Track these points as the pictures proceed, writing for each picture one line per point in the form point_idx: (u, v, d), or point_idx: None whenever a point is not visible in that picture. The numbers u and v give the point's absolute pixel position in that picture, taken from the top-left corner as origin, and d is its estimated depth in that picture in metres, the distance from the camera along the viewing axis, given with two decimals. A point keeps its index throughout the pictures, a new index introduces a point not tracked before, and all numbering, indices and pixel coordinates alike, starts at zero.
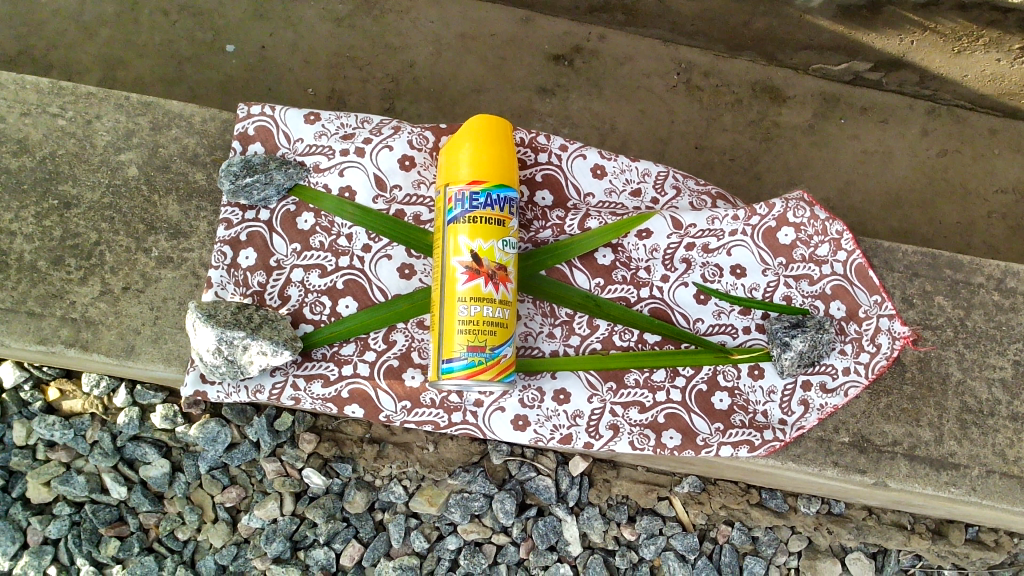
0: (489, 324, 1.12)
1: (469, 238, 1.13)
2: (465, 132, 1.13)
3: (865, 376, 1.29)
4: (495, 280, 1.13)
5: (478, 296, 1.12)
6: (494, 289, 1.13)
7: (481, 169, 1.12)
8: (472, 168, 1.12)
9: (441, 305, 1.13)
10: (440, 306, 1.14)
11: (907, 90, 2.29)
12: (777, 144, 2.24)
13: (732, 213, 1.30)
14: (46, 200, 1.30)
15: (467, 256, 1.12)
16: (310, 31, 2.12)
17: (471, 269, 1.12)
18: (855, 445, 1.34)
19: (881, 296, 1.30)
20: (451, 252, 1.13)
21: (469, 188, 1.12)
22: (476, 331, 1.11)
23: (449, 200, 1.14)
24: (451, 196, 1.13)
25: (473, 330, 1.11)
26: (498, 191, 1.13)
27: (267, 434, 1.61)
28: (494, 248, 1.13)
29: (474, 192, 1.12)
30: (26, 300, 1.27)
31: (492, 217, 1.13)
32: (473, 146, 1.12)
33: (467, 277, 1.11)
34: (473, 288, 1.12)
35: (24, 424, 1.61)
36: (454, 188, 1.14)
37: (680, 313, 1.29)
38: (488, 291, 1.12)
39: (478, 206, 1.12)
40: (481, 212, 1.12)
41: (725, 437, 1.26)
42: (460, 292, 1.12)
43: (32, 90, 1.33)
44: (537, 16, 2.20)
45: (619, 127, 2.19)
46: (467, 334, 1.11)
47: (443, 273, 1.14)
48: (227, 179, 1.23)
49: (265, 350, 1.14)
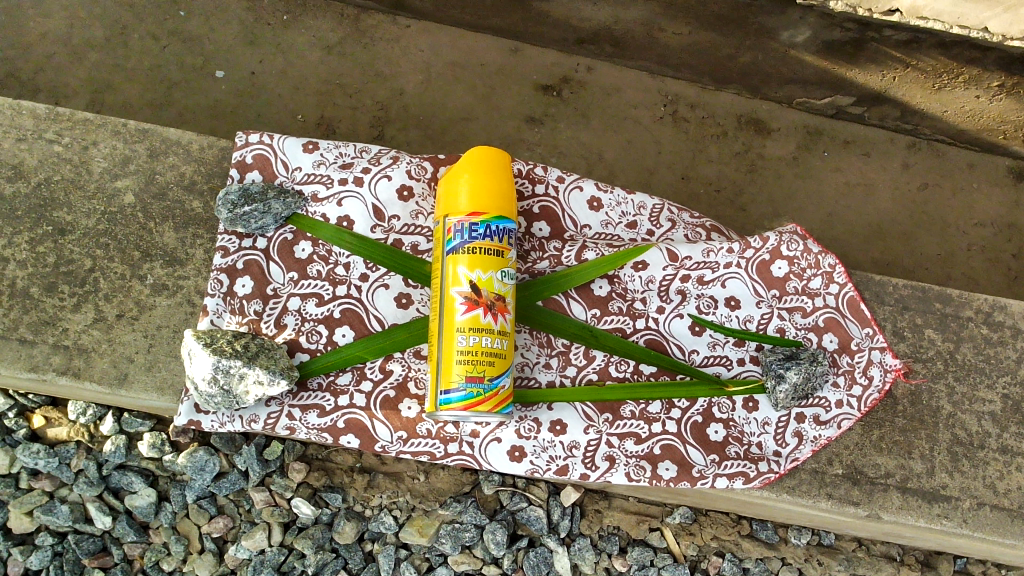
0: (487, 354, 1.12)
1: (467, 268, 1.13)
2: (462, 164, 1.14)
3: (857, 409, 1.31)
4: (493, 311, 1.13)
5: (476, 326, 1.12)
6: (493, 320, 1.13)
7: (479, 200, 1.13)
8: (470, 199, 1.13)
9: (439, 335, 1.13)
10: (439, 337, 1.14)
11: (889, 124, 2.36)
12: (763, 176, 2.30)
13: (726, 246, 1.32)
14: (40, 226, 1.27)
15: (465, 286, 1.12)
16: (300, 59, 2.16)
17: (469, 299, 1.12)
18: (848, 477, 1.35)
19: (873, 329, 1.33)
20: (450, 282, 1.13)
21: (468, 219, 1.13)
22: (473, 362, 1.11)
23: (448, 231, 1.14)
24: (450, 226, 1.14)
25: (470, 361, 1.11)
26: (496, 222, 1.13)
27: (256, 463, 1.60)
28: (493, 279, 1.13)
29: (474, 223, 1.12)
30: (17, 327, 1.24)
31: (490, 248, 1.13)
32: (472, 177, 1.13)
33: (465, 307, 1.11)
34: (472, 319, 1.12)
35: (7, 452, 1.58)
36: (452, 220, 1.14)
37: (676, 344, 1.30)
38: (486, 322, 1.12)
39: (477, 237, 1.12)
40: (480, 243, 1.13)
41: (720, 469, 1.26)
42: (458, 323, 1.12)
43: (28, 116, 1.32)
44: (526, 48, 2.25)
45: (607, 157, 2.25)
46: (465, 365, 1.11)
47: (442, 302, 1.14)
48: (224, 208, 1.23)
49: (262, 380, 1.14)
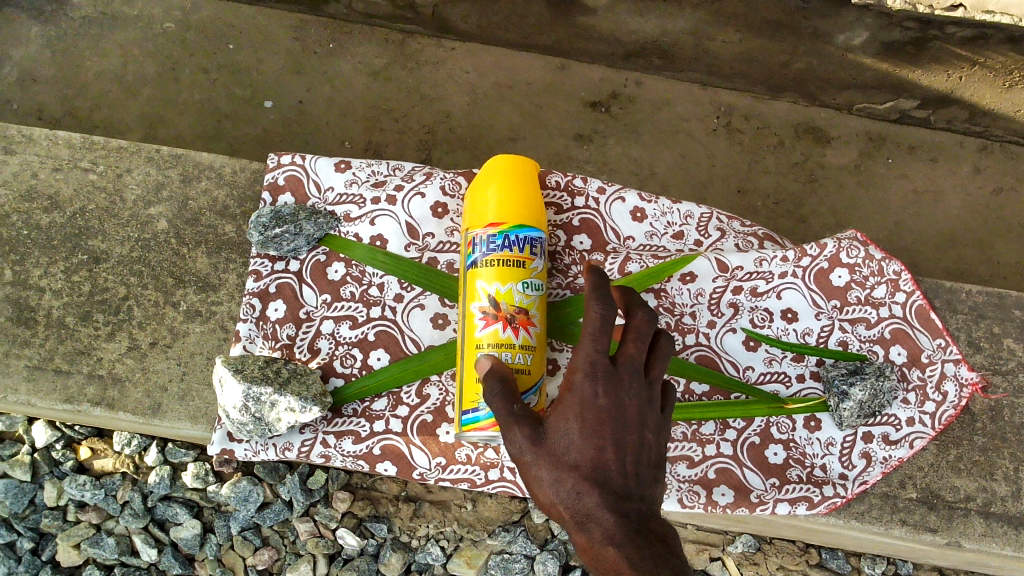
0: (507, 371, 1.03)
1: (487, 281, 1.05)
2: (483, 176, 1.09)
3: (931, 427, 1.21)
4: (514, 325, 1.04)
5: (496, 342, 1.03)
6: (514, 335, 1.04)
7: (498, 210, 1.06)
8: (489, 211, 1.07)
9: (462, 353, 1.07)
10: (463, 355, 1.07)
11: (957, 127, 2.24)
12: (823, 186, 2.23)
13: (781, 255, 1.23)
14: (75, 255, 1.27)
15: (485, 300, 1.05)
16: (346, 85, 2.15)
17: (489, 314, 1.05)
18: (923, 501, 1.24)
19: (945, 339, 1.23)
20: (471, 297, 1.07)
21: (486, 230, 1.06)
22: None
23: (469, 244, 1.08)
24: (471, 240, 1.08)
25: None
26: (516, 231, 1.06)
27: (301, 493, 1.56)
28: (512, 291, 1.05)
29: (493, 234, 1.06)
30: (53, 357, 1.23)
31: (511, 259, 1.05)
32: (492, 187, 1.07)
33: (483, 322, 1.04)
34: (491, 334, 1.04)
35: (55, 485, 1.58)
36: (473, 232, 1.08)
37: (729, 360, 1.22)
38: (507, 336, 1.04)
39: (495, 248, 1.05)
40: (498, 255, 1.05)
41: (781, 493, 1.18)
42: (478, 339, 1.04)
43: (65, 145, 1.32)
44: (572, 64, 2.20)
45: (659, 172, 2.21)
46: None
47: (464, 317, 1.07)
48: (255, 230, 1.20)
49: (294, 407, 1.10)
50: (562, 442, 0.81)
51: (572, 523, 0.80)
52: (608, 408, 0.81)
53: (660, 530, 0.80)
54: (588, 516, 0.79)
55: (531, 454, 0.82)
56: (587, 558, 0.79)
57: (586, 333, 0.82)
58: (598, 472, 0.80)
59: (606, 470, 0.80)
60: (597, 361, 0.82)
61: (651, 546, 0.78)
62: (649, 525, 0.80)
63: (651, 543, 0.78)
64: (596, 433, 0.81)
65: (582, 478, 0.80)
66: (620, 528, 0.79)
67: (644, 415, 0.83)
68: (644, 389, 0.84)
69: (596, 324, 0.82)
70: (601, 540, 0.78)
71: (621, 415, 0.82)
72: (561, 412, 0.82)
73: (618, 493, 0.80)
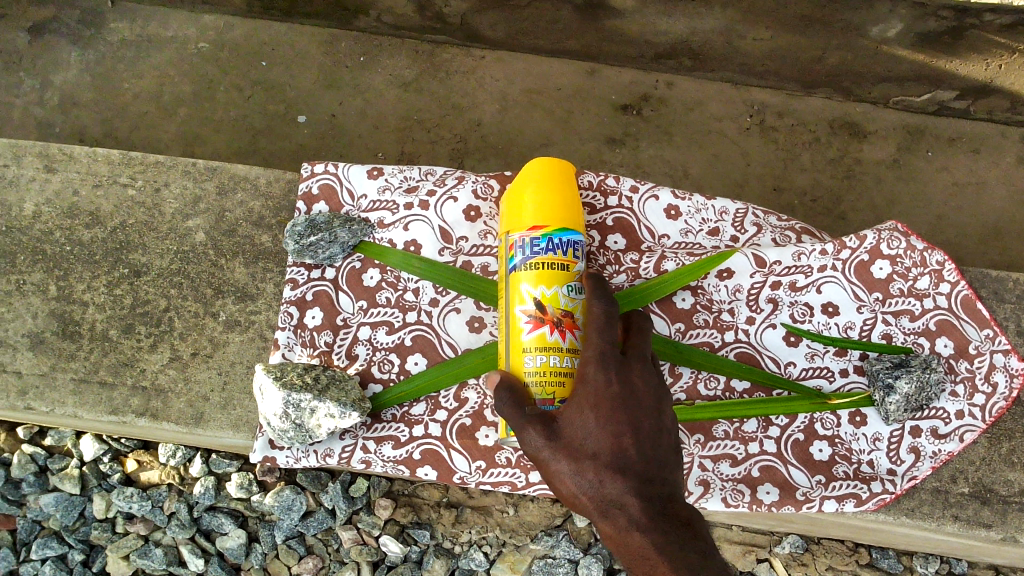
0: (556, 375, 1.01)
1: (531, 284, 1.04)
2: (522, 181, 1.08)
3: (982, 419, 1.17)
4: (561, 328, 1.02)
5: (543, 346, 1.01)
6: (561, 338, 1.02)
7: (542, 214, 1.05)
8: (528, 215, 1.06)
9: (507, 357, 1.05)
10: (508, 360, 1.05)
11: (999, 117, 2.19)
12: (861, 181, 2.20)
13: (819, 248, 1.22)
14: (117, 269, 1.29)
15: (531, 304, 1.03)
16: (377, 96, 2.17)
17: (534, 317, 1.03)
18: (976, 496, 1.21)
19: (994, 329, 1.19)
20: (515, 301, 1.05)
21: (530, 234, 1.05)
22: (542, 382, 1.00)
23: (511, 248, 1.06)
24: (513, 243, 1.06)
25: (541, 383, 1.01)
26: (560, 234, 1.05)
27: (343, 500, 1.57)
28: (558, 294, 1.03)
29: (536, 237, 1.04)
30: (98, 370, 1.26)
31: (555, 262, 1.04)
32: (532, 191, 1.06)
33: (530, 325, 1.02)
34: (538, 337, 1.02)
35: (104, 497, 1.61)
36: (514, 236, 1.06)
37: (770, 356, 1.20)
38: (554, 340, 1.01)
39: (540, 251, 1.04)
40: (543, 258, 1.04)
41: (827, 491, 1.15)
42: (524, 343, 1.02)
43: (104, 162, 1.34)
44: (602, 68, 2.19)
45: (693, 173, 2.19)
46: (534, 387, 1.01)
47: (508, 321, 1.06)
48: (291, 239, 1.20)
49: (333, 413, 1.10)
50: (581, 432, 0.89)
51: (597, 509, 0.87)
52: (620, 395, 0.89)
53: (681, 511, 0.87)
54: (611, 501, 0.87)
55: (552, 449, 0.89)
56: (614, 540, 0.86)
57: (592, 327, 0.93)
58: (617, 458, 0.88)
59: (624, 455, 0.88)
60: (605, 353, 0.92)
61: (674, 527, 0.85)
62: (670, 505, 0.87)
63: (673, 523, 0.86)
64: (611, 420, 0.89)
65: (603, 465, 0.88)
66: (643, 508, 0.86)
67: (653, 403, 0.91)
68: (649, 379, 0.93)
69: (599, 317, 0.93)
70: (626, 525, 0.86)
71: (634, 401, 0.90)
72: (576, 404, 0.90)
73: (638, 475, 0.88)
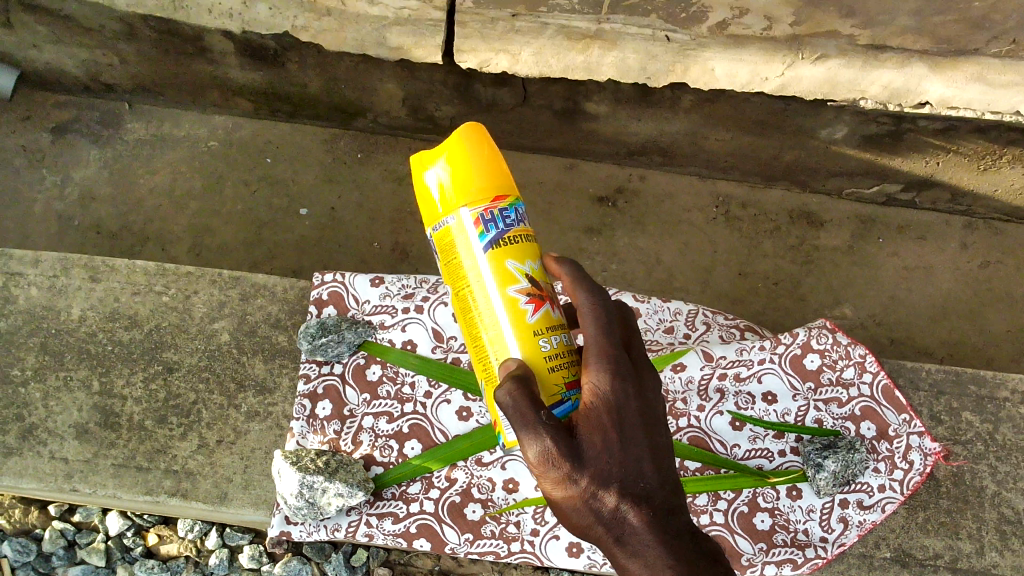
0: (570, 353, 0.96)
1: (516, 261, 0.97)
2: (464, 150, 1.00)
3: (900, 492, 1.36)
4: (554, 304, 0.99)
5: (551, 323, 0.96)
6: (558, 313, 0.98)
7: (499, 181, 1.00)
8: (479, 190, 0.98)
9: (510, 346, 0.95)
10: (508, 350, 0.96)
11: (942, 207, 2.42)
12: (818, 265, 2.41)
13: (759, 344, 1.42)
14: (152, 365, 1.48)
15: (524, 282, 0.97)
16: (375, 191, 2.40)
17: (532, 296, 0.97)
18: (897, 560, 1.40)
19: (909, 414, 1.40)
20: (503, 283, 0.96)
21: (496, 206, 0.99)
22: (564, 365, 0.94)
23: (478, 224, 0.98)
24: (478, 219, 0.98)
25: (562, 364, 0.94)
26: (519, 203, 1.01)
27: (344, 569, 1.76)
28: (542, 268, 1.00)
29: (507, 208, 0.99)
30: (135, 455, 1.43)
31: (526, 235, 1.00)
32: (480, 158, 1.00)
33: (537, 303, 0.96)
34: (545, 315, 0.96)
35: (126, 569, 1.77)
36: (477, 210, 0.98)
37: (718, 440, 1.39)
38: (556, 317, 0.98)
39: (513, 223, 0.99)
40: (517, 230, 0.99)
41: (768, 556, 1.34)
42: (532, 325, 0.95)
43: (141, 273, 1.54)
44: (581, 163, 2.44)
45: (664, 260, 2.40)
46: (559, 369, 0.94)
47: (496, 310, 0.97)
48: (304, 340, 1.40)
49: (342, 493, 1.28)
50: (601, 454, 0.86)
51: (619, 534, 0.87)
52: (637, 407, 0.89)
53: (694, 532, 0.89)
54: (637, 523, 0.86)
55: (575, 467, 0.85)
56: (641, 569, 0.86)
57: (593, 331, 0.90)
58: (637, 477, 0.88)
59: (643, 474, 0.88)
60: (613, 370, 0.89)
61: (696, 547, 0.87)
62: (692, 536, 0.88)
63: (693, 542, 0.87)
64: (630, 435, 0.88)
65: (626, 484, 0.86)
66: (666, 528, 0.86)
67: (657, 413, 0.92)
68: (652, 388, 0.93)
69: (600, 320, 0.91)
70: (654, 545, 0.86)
71: (645, 412, 0.90)
72: (592, 420, 0.87)
73: (656, 494, 0.88)
